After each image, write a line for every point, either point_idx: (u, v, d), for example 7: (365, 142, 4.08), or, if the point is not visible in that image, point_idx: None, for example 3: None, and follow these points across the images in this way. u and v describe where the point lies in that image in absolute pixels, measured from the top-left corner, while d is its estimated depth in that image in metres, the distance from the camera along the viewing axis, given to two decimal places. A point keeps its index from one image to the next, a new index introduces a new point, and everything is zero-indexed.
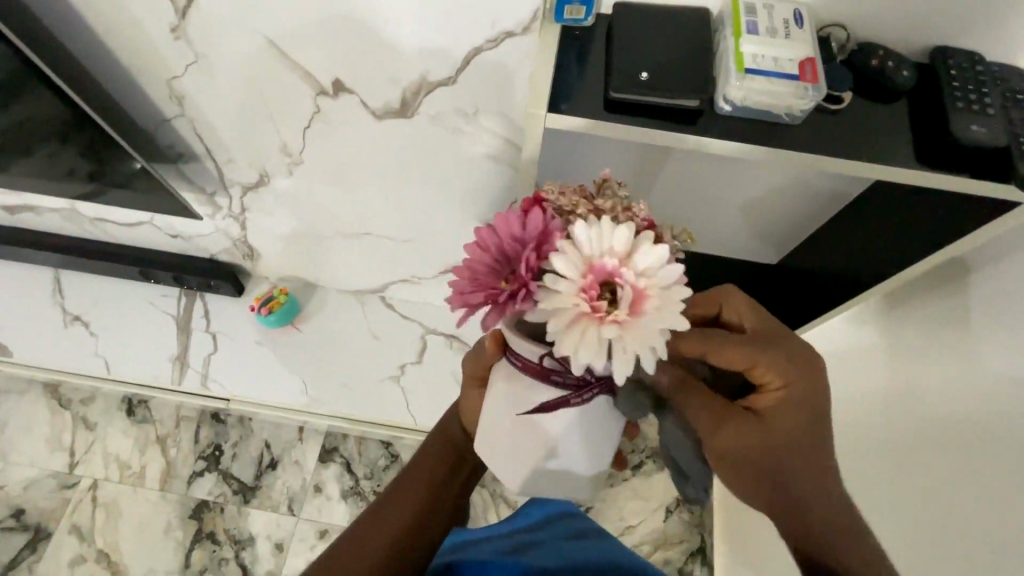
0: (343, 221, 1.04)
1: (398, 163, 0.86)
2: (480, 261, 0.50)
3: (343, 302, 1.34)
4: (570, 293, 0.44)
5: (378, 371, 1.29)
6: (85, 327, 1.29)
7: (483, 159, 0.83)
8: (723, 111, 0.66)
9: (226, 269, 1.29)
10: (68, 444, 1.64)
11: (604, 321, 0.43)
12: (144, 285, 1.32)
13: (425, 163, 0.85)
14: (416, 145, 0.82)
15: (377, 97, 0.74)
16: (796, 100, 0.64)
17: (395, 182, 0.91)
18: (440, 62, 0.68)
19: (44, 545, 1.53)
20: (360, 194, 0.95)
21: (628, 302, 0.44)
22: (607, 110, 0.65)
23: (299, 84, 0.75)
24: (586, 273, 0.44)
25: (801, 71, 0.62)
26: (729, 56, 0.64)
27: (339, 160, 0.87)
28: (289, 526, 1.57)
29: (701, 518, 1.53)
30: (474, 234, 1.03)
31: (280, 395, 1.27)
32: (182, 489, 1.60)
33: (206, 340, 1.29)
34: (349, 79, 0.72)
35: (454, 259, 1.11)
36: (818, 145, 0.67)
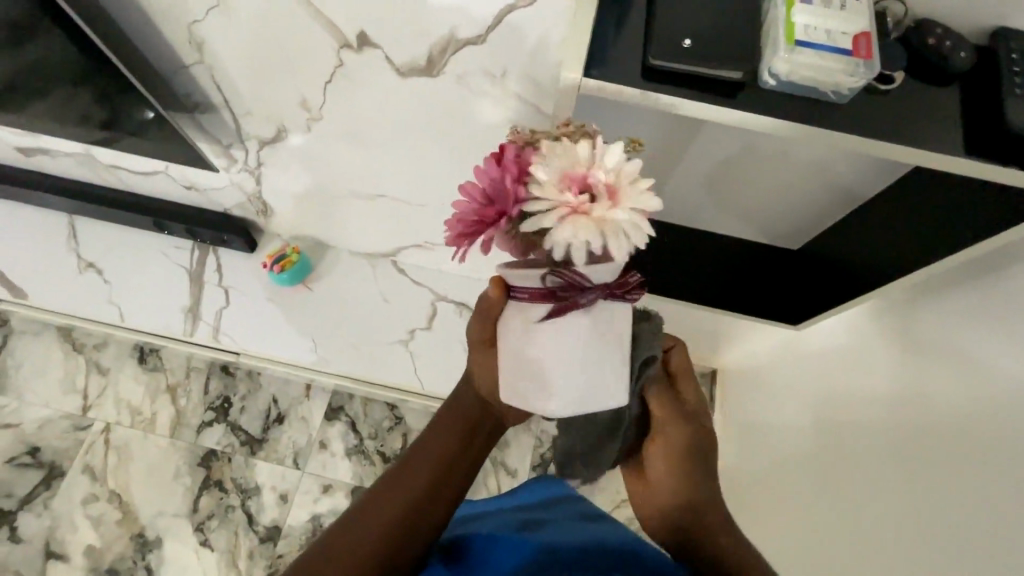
0: (359, 184, 1.03)
1: (420, 123, 0.84)
2: (467, 210, 0.53)
3: (355, 264, 1.34)
4: (552, 197, 0.48)
5: (388, 335, 1.30)
6: (98, 274, 1.30)
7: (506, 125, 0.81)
8: (766, 86, 0.64)
9: (240, 224, 1.29)
10: (81, 387, 1.67)
11: (590, 213, 0.48)
12: (158, 236, 1.33)
13: (447, 127, 0.83)
14: (439, 107, 0.80)
15: (403, 53, 0.72)
16: (846, 77, 0.61)
17: (415, 145, 0.89)
18: (471, 20, 0.65)
19: (57, 482, 1.57)
20: (377, 154, 0.93)
21: (607, 194, 0.48)
22: (645, 78, 0.62)
23: (322, 35, 0.72)
24: (563, 178, 0.48)
25: (855, 47, 0.60)
26: (779, 26, 0.61)
27: (357, 119, 0.85)
28: (294, 479, 1.62)
29: None
30: None
31: (290, 352, 1.28)
32: (192, 437, 1.64)
33: (217, 294, 1.29)
34: (374, 32, 0.70)
35: None
36: (859, 129, 0.64)
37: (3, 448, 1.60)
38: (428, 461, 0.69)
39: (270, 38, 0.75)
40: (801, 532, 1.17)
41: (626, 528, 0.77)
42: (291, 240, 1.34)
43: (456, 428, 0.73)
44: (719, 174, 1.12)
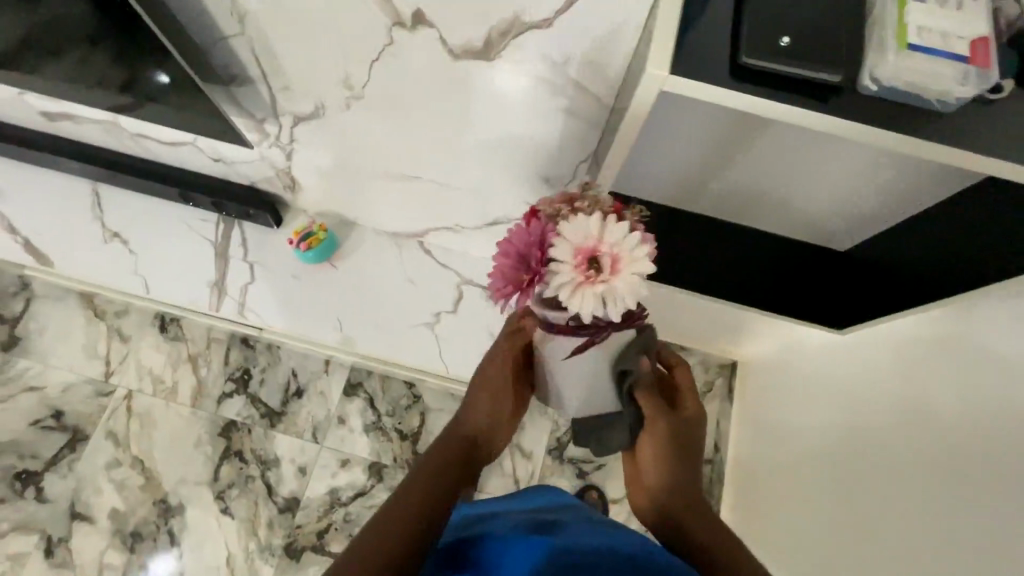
0: (396, 165, 1.01)
1: (466, 107, 0.80)
2: (505, 265, 0.68)
3: (382, 243, 1.32)
4: (566, 269, 0.62)
5: (414, 317, 1.28)
6: (123, 244, 1.28)
7: (561, 114, 0.78)
8: (866, 91, 0.61)
9: (267, 199, 1.26)
10: (104, 353, 1.68)
11: (595, 282, 0.62)
12: (183, 208, 1.31)
13: (499, 113, 0.80)
14: (494, 93, 0.76)
15: (460, 35, 0.68)
16: (956, 86, 0.58)
17: (461, 130, 0.86)
18: (542, 4, 0.62)
19: (81, 446, 1.60)
20: (420, 138, 0.90)
21: (608, 265, 0.62)
22: (734, 78, 0.60)
23: (374, 10, 0.68)
24: (574, 256, 0.62)
25: (973, 54, 0.58)
26: (890, 26, 0.59)
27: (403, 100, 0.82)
28: (313, 452, 1.64)
29: (710, 487, 1.69)
30: (531, 194, 0.98)
31: (314, 331, 1.27)
32: (213, 407, 1.66)
33: (243, 269, 1.28)
34: (431, 10, 0.66)
35: (504, 214, 1.07)
36: (945, 136, 0.60)
37: (28, 410, 1.63)
38: (433, 484, 0.75)
39: (318, 11, 0.71)
40: (814, 528, 1.18)
41: (636, 534, 0.72)
42: (318, 217, 1.31)
43: (440, 471, 0.78)
44: (769, 172, 1.13)
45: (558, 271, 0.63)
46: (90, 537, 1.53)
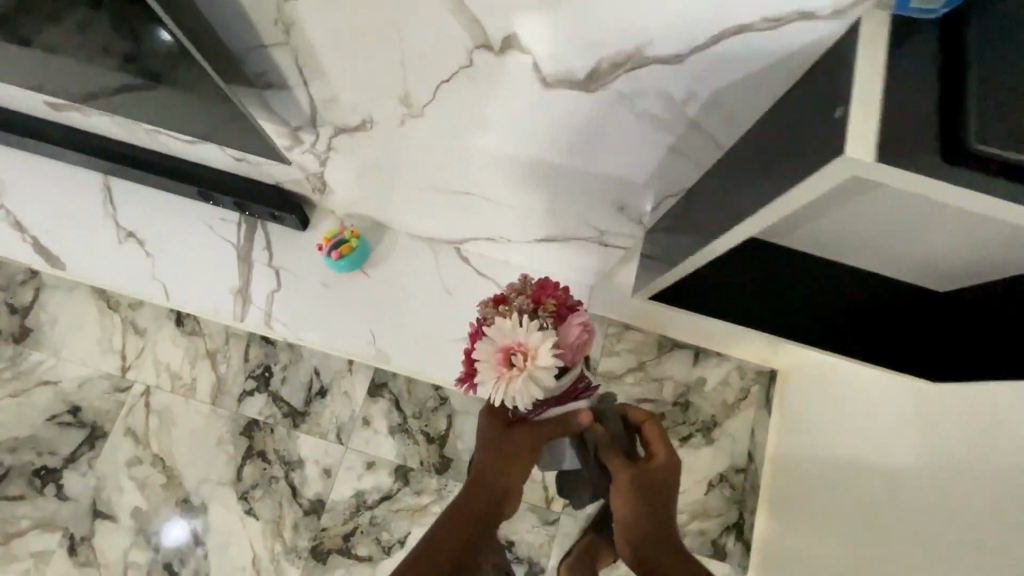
0: (476, 183, 0.92)
1: (545, 131, 0.75)
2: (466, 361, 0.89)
3: (416, 249, 1.22)
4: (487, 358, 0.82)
5: (451, 331, 1.20)
6: (139, 246, 1.19)
7: (694, 136, 0.71)
8: None
9: (293, 200, 1.16)
10: (119, 347, 1.62)
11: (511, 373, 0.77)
12: (202, 206, 1.21)
13: (631, 133, 0.73)
14: (634, 113, 0.69)
15: (559, 64, 0.63)
16: None
17: (577, 149, 0.78)
18: (661, 31, 0.56)
19: (100, 443, 1.56)
20: (523, 159, 0.83)
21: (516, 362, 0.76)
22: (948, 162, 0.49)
23: (453, 29, 0.61)
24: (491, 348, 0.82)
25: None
26: None
27: (521, 121, 0.74)
28: (337, 454, 1.59)
29: (742, 497, 1.65)
30: (594, 214, 0.95)
31: (346, 343, 1.19)
32: (233, 406, 1.60)
33: (268, 275, 1.19)
34: (533, 39, 0.60)
35: (560, 230, 1.02)
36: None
37: (43, 405, 1.57)
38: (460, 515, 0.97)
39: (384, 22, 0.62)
40: None
41: None
42: (348, 219, 1.22)
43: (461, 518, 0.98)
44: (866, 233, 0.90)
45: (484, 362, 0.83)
46: (114, 536, 1.51)
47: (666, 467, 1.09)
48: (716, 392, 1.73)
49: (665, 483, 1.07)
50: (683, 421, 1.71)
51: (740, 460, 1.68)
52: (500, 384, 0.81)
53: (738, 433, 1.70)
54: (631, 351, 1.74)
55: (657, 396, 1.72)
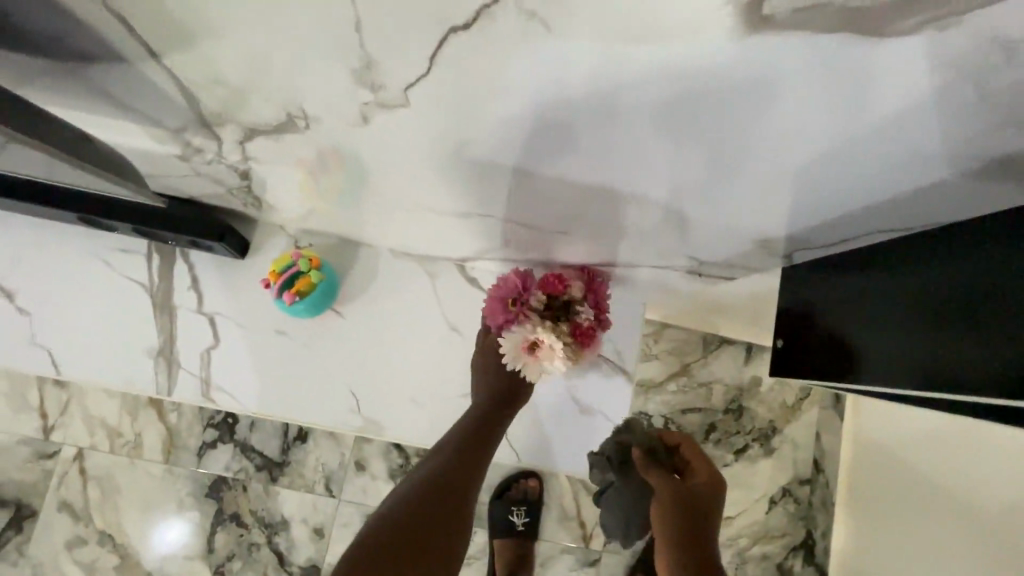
0: (495, 198, 0.64)
1: (595, 116, 0.43)
2: (509, 286, 0.75)
3: (404, 272, 0.88)
4: (521, 326, 0.72)
5: (463, 380, 0.88)
6: (8, 298, 0.83)
7: (854, 173, 0.45)
8: None
9: (219, 219, 0.80)
10: (36, 404, 1.28)
11: (516, 356, 0.73)
12: (89, 234, 0.84)
13: (724, 172, 0.49)
14: (713, 147, 0.46)
15: None
16: None
17: (660, 159, 0.49)
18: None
19: (29, 524, 1.25)
20: (559, 169, 0.54)
21: (529, 356, 0.73)
22: None
23: None
24: (531, 331, 0.72)
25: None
26: None
27: (543, 147, 0.51)
28: (328, 509, 1.30)
29: (809, 512, 1.42)
30: (655, 227, 0.65)
31: (320, 410, 0.87)
32: (193, 462, 1.29)
33: (200, 326, 0.85)
34: None
35: (610, 249, 0.74)
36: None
37: None
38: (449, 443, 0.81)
39: None
40: None
41: None
42: (303, 237, 0.86)
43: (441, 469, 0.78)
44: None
45: (520, 324, 0.73)
46: None
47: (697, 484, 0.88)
48: (773, 392, 1.45)
49: (701, 497, 0.86)
50: (736, 430, 1.44)
51: (804, 470, 1.43)
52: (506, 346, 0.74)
53: (801, 438, 1.45)
54: (672, 352, 1.44)
55: (705, 403, 1.44)
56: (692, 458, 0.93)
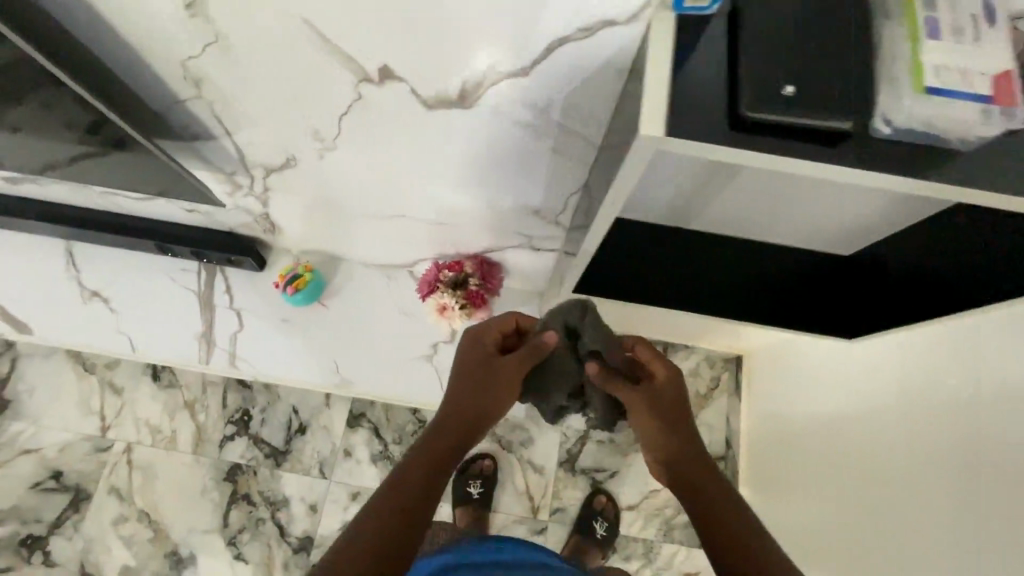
0: (377, 205, 0.94)
1: (394, 154, 0.75)
2: (429, 274, 1.11)
3: (371, 277, 1.27)
4: (437, 295, 1.09)
5: (412, 349, 1.24)
6: (104, 302, 1.23)
7: (544, 180, 0.75)
8: (879, 135, 0.47)
9: (247, 243, 1.22)
10: (98, 408, 1.64)
11: (440, 315, 1.10)
12: (162, 258, 1.25)
13: (484, 185, 0.80)
14: (464, 169, 0.76)
15: (430, 85, 0.57)
16: (979, 126, 0.45)
17: (452, 180, 0.80)
18: (511, 53, 0.51)
19: (85, 505, 1.57)
20: (403, 187, 0.85)
21: (447, 313, 1.10)
22: (733, 129, 0.46)
23: (330, 73, 0.58)
24: (443, 297, 1.08)
25: (997, 92, 0.44)
26: (898, 64, 0.46)
27: (379, 172, 0.81)
28: (322, 488, 1.60)
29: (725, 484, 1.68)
30: (491, 226, 0.95)
31: (310, 375, 1.23)
32: (215, 452, 1.62)
33: (230, 317, 1.24)
34: (398, 65, 0.55)
35: (479, 242, 1.04)
36: (1005, 163, 0.47)
37: (27, 474, 1.58)
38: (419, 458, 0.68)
39: (279, 75, 0.60)
40: None
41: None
42: (303, 255, 1.27)
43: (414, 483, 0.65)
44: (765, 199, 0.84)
45: (436, 295, 1.09)
46: None
47: (670, 396, 0.77)
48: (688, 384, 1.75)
49: (674, 406, 0.77)
50: None
51: (718, 448, 1.71)
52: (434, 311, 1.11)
53: (715, 421, 1.73)
54: None
55: None
56: (652, 359, 0.78)
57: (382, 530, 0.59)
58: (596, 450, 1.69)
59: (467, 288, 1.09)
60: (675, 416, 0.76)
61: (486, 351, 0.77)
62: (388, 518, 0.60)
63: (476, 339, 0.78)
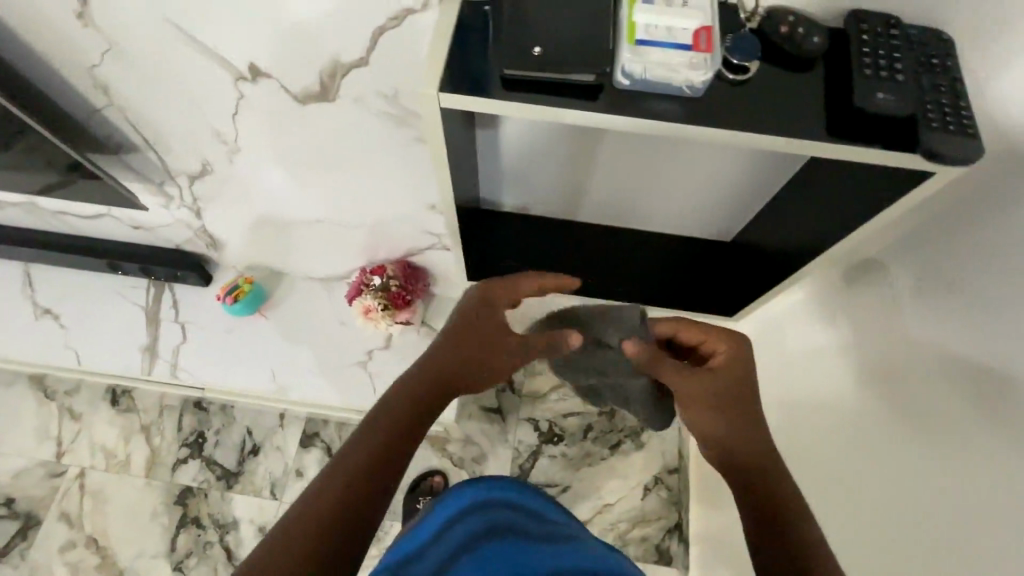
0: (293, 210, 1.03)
1: (286, 149, 0.84)
2: (356, 280, 1.18)
3: (312, 289, 1.33)
4: (361, 299, 1.16)
5: (348, 355, 1.29)
6: (55, 319, 1.30)
7: (422, 171, 0.85)
8: (622, 87, 0.54)
9: (191, 259, 1.28)
10: (55, 434, 1.66)
11: (365, 318, 1.17)
12: (114, 277, 1.33)
13: (376, 181, 0.90)
14: (354, 164, 0.86)
15: (296, 81, 0.70)
16: (695, 72, 0.52)
17: (349, 177, 0.90)
18: (345, 44, 0.64)
19: (34, 532, 1.57)
20: (309, 188, 0.94)
21: (371, 315, 1.16)
22: (504, 90, 0.54)
23: (215, 71, 0.70)
24: (365, 301, 1.15)
25: (695, 41, 0.51)
26: (620, 26, 0.53)
27: (284, 171, 0.90)
28: (272, 510, 1.60)
29: (679, 496, 1.60)
30: (399, 225, 1.03)
31: (248, 383, 1.27)
32: (168, 475, 1.63)
33: (175, 329, 1.30)
34: (265, 64, 0.68)
35: (398, 246, 1.12)
36: (737, 114, 0.55)
37: None
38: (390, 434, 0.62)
39: (171, 77, 0.72)
40: None
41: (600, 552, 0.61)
42: (246, 270, 1.33)
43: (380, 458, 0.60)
44: (633, 185, 0.91)
45: (360, 300, 1.17)
46: None
47: (729, 385, 0.67)
48: None
49: (732, 399, 0.66)
50: (610, 429, 1.66)
51: (672, 459, 1.63)
52: (360, 314, 1.18)
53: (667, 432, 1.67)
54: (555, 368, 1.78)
55: (581, 408, 1.67)
56: (705, 337, 0.70)
57: (355, 476, 0.57)
58: (549, 466, 1.63)
59: (388, 289, 1.15)
60: (744, 398, 0.67)
61: (495, 325, 0.74)
62: (361, 464, 0.58)
63: (487, 307, 0.74)
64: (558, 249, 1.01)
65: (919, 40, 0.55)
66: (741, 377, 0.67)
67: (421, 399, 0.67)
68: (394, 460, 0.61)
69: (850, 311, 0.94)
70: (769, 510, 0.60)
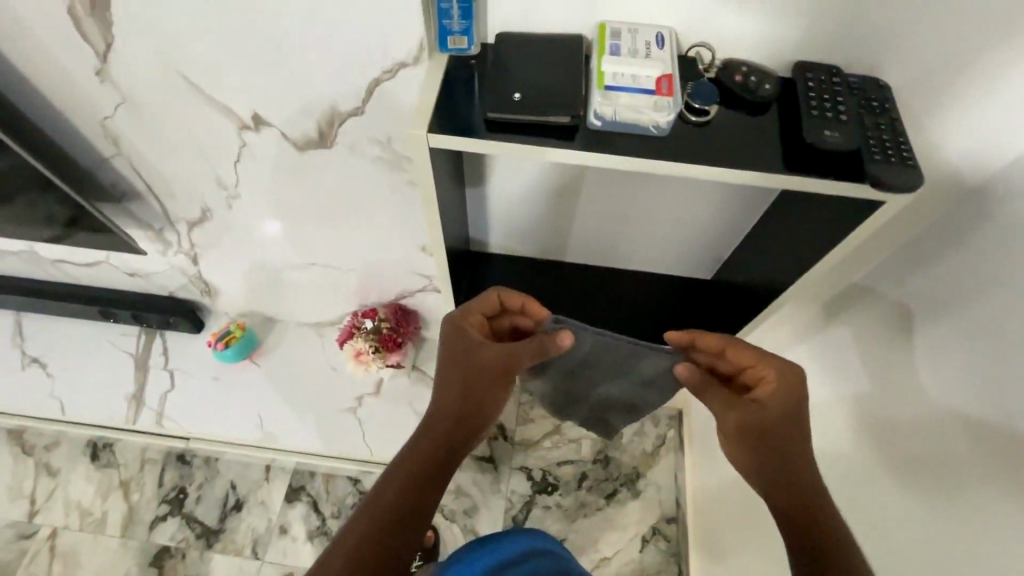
0: (287, 255, 1.06)
1: (283, 193, 0.88)
2: (346, 326, 1.20)
3: (303, 334, 1.34)
4: (351, 343, 1.17)
5: (337, 401, 1.28)
6: (42, 368, 1.29)
7: (412, 213, 0.89)
8: (595, 127, 0.60)
9: (183, 305, 1.30)
10: (29, 492, 1.60)
11: (355, 362, 1.18)
12: (106, 325, 1.34)
13: (369, 224, 0.94)
14: (348, 208, 0.90)
15: (296, 129, 0.75)
16: (657, 113, 0.58)
17: (342, 221, 0.94)
18: (343, 95, 0.70)
19: None
20: (303, 232, 0.98)
21: (361, 359, 1.17)
22: (486, 130, 0.59)
23: (221, 121, 0.75)
24: (355, 345, 1.17)
25: (657, 86, 0.58)
26: (592, 74, 0.60)
27: (280, 215, 0.94)
28: (253, 570, 1.52)
29: (678, 548, 1.53)
30: (390, 267, 1.06)
31: (234, 431, 1.25)
32: (144, 535, 1.56)
33: (163, 377, 1.29)
34: (268, 113, 0.73)
35: (389, 289, 1.15)
36: (702, 151, 0.60)
37: None
38: (414, 481, 0.58)
39: (178, 127, 0.77)
40: None
41: None
42: (238, 316, 1.34)
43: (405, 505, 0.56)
44: (615, 226, 0.97)
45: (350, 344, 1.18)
46: None
47: (774, 416, 0.62)
48: (634, 442, 1.65)
49: (780, 425, 0.62)
50: (605, 477, 1.61)
51: (669, 508, 1.57)
52: (349, 359, 1.19)
53: (663, 481, 1.60)
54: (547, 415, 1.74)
55: (577, 455, 1.63)
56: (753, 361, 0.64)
57: (381, 519, 0.54)
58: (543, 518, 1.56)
59: (377, 333, 1.16)
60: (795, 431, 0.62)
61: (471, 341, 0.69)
62: (388, 515, 0.55)
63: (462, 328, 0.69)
64: (546, 290, 1.04)
65: (859, 87, 0.63)
66: (792, 408, 0.62)
67: (442, 438, 0.63)
68: (418, 499, 0.57)
69: (830, 344, 0.95)
70: (801, 532, 0.57)
